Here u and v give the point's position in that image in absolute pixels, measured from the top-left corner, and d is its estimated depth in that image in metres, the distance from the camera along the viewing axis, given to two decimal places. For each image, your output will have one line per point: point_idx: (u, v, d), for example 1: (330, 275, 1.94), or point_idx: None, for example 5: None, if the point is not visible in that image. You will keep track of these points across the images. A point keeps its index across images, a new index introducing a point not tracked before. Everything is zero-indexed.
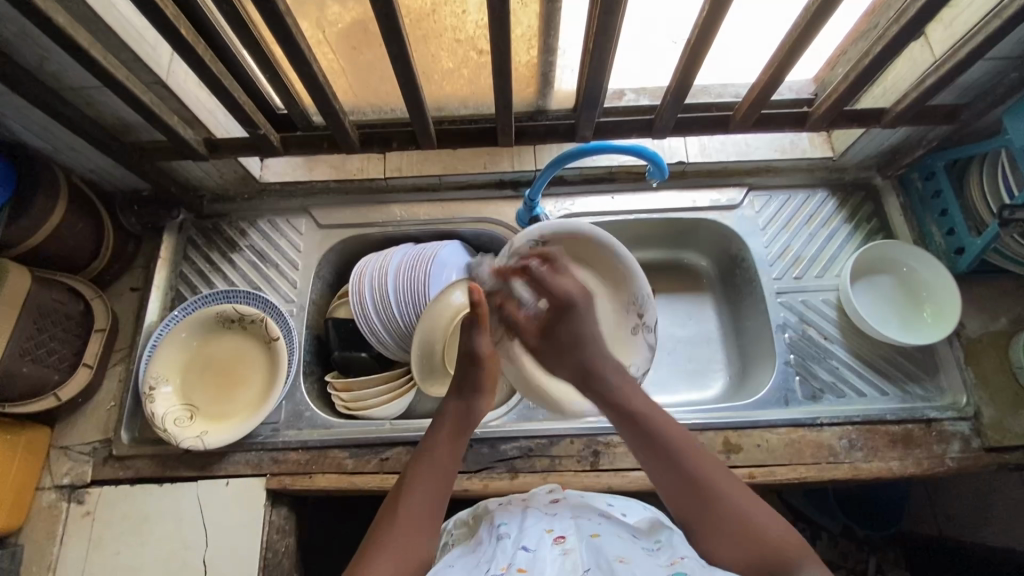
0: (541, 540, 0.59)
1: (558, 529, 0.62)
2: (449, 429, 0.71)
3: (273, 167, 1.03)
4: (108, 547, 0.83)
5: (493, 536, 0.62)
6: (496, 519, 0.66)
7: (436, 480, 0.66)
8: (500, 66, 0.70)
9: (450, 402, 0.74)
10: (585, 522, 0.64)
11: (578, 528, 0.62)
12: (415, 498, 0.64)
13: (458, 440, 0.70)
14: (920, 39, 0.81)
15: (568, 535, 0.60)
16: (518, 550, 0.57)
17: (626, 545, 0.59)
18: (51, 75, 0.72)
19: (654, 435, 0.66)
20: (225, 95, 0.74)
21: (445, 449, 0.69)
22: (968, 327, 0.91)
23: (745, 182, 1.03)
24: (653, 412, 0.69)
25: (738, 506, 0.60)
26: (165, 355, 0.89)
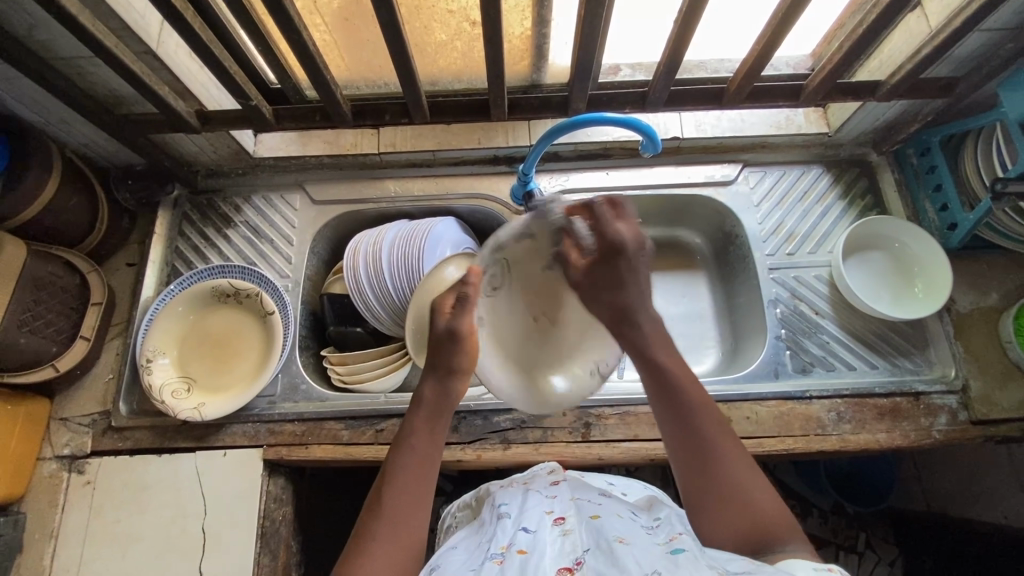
0: (541, 521, 0.60)
1: (557, 510, 0.62)
2: (428, 412, 0.66)
3: (266, 142, 1.02)
4: (109, 514, 0.85)
5: (494, 517, 0.64)
6: (497, 500, 0.68)
7: (419, 468, 0.62)
8: (491, 36, 0.70)
9: (427, 386, 0.67)
10: (585, 504, 0.64)
11: (578, 509, 0.62)
12: (397, 490, 0.60)
13: (438, 426, 0.65)
14: (917, 10, 0.80)
15: (568, 516, 0.61)
16: (518, 531, 0.58)
17: (627, 525, 0.59)
18: (40, 44, 0.71)
19: (669, 381, 0.64)
20: (216, 66, 0.74)
21: (423, 439, 0.64)
22: (959, 302, 0.92)
23: (741, 159, 1.03)
24: (676, 364, 0.65)
25: (738, 477, 0.58)
26: (161, 329, 0.89)
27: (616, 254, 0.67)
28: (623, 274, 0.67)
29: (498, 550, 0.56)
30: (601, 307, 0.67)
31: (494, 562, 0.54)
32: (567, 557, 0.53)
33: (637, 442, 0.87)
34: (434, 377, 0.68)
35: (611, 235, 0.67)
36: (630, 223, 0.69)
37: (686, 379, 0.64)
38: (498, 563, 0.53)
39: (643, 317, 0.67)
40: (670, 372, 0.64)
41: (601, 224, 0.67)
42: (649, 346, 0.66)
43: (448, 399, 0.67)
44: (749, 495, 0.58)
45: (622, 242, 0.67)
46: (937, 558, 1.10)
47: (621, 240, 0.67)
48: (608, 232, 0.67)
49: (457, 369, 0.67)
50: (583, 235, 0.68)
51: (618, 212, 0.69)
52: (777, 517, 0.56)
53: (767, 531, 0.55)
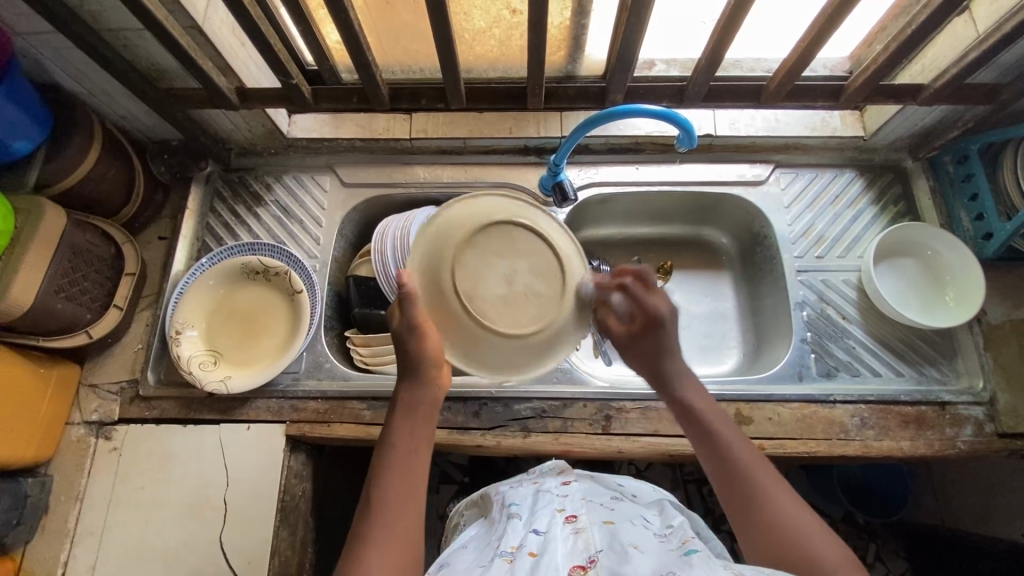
0: (552, 521, 0.60)
1: (569, 510, 0.63)
2: (407, 410, 0.64)
3: (300, 123, 1.03)
4: (134, 481, 0.87)
5: (504, 517, 0.66)
6: (507, 501, 0.69)
7: (408, 466, 0.61)
8: (535, 23, 0.70)
9: (403, 385, 0.65)
10: (597, 507, 0.65)
11: (590, 510, 0.63)
12: (385, 498, 0.58)
13: (422, 422, 0.64)
14: (966, 14, 0.79)
15: (580, 515, 0.61)
16: (529, 532, 0.59)
17: (640, 531, 0.59)
18: (90, 14, 0.73)
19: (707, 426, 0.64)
20: (260, 41, 0.75)
21: (404, 434, 0.63)
22: (990, 313, 0.91)
23: (772, 160, 1.02)
24: (714, 411, 0.65)
25: (790, 519, 0.56)
26: (191, 302, 0.91)
27: (658, 328, 0.67)
28: (667, 345, 0.67)
29: (508, 550, 0.57)
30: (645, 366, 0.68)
31: (505, 560, 0.54)
32: (579, 556, 0.53)
33: (657, 438, 0.86)
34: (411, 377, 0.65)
35: (649, 309, 0.67)
36: (662, 297, 0.68)
37: (721, 424, 0.64)
38: (508, 563, 0.54)
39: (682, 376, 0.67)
40: (710, 415, 0.64)
41: (643, 300, 0.66)
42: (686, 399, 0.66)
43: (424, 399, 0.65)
44: (800, 524, 0.55)
45: (662, 316, 0.67)
46: (948, 571, 1.09)
47: (654, 312, 0.67)
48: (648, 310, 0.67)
49: (427, 362, 0.63)
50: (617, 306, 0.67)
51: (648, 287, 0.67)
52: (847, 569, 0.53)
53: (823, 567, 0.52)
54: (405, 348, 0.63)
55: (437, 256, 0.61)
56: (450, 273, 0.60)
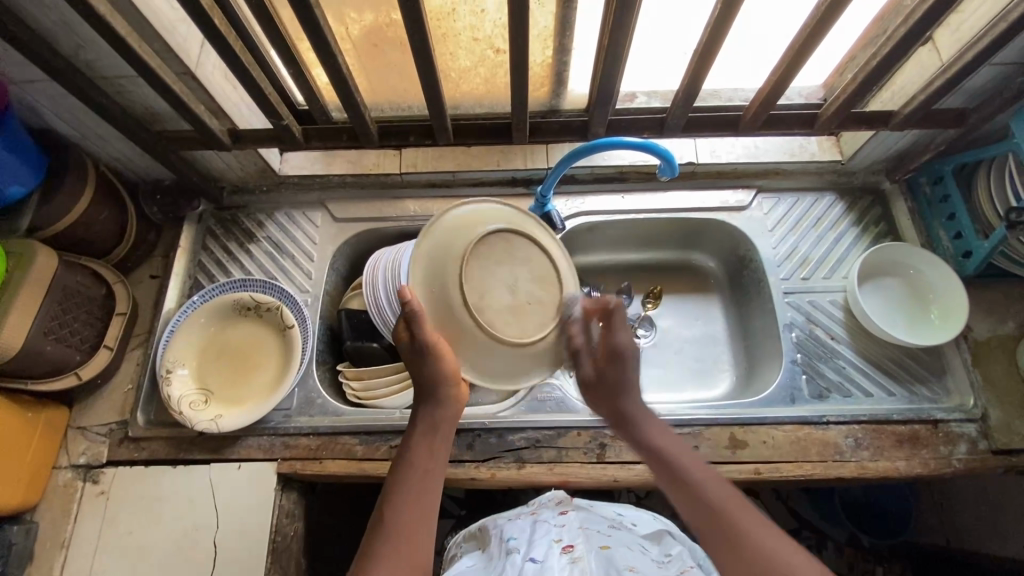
0: (550, 551, 0.66)
1: (565, 539, 0.69)
2: (425, 430, 0.68)
3: (291, 160, 1.05)
4: (121, 525, 0.85)
5: (503, 550, 0.70)
6: (504, 533, 0.73)
7: (421, 482, 0.64)
8: (517, 64, 0.73)
9: (423, 405, 0.69)
10: (592, 534, 0.71)
11: (585, 539, 0.69)
12: (399, 511, 0.61)
13: (434, 443, 0.67)
14: (929, 44, 0.83)
15: (576, 544, 0.68)
16: (526, 562, 0.64)
17: (634, 556, 0.67)
18: (86, 63, 0.75)
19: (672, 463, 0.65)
20: (252, 85, 0.77)
21: (422, 453, 0.66)
22: (976, 330, 0.92)
23: (754, 185, 1.04)
24: (676, 446, 0.67)
25: (762, 543, 0.55)
26: (182, 340, 0.91)
27: (617, 360, 0.70)
28: (627, 380, 0.71)
29: None
30: (607, 409, 0.71)
31: None
32: None
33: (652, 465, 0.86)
34: (428, 398, 0.68)
35: (616, 345, 0.70)
36: (629, 333, 0.71)
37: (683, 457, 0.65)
38: None
39: (645, 415, 0.70)
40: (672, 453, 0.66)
41: (612, 336, 0.70)
42: (651, 440, 0.67)
43: (443, 418, 0.68)
44: (777, 555, 0.54)
45: (627, 351, 0.70)
46: None
47: (617, 346, 0.70)
48: (612, 341, 0.70)
49: (440, 384, 0.66)
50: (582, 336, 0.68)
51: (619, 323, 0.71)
52: None
53: None
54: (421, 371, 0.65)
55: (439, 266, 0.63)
56: (459, 290, 0.62)
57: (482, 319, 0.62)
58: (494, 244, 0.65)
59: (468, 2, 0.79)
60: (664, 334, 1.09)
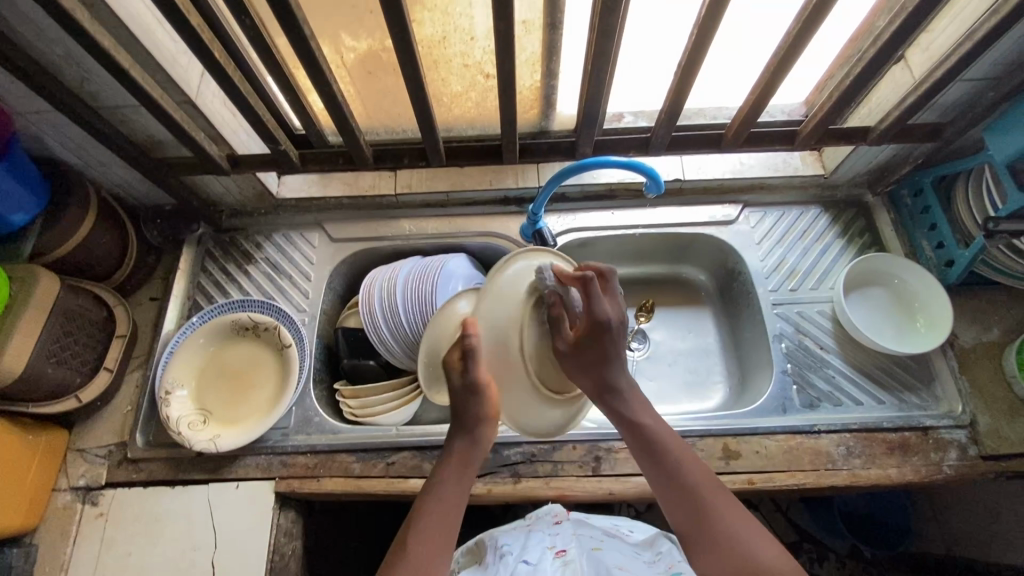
0: (543, 555, 0.70)
1: (558, 544, 0.72)
2: (456, 462, 0.69)
3: (289, 183, 1.08)
4: (120, 547, 0.85)
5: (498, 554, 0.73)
6: (500, 539, 0.76)
7: (444, 513, 0.65)
8: (505, 88, 0.76)
9: (457, 439, 0.71)
10: (586, 537, 0.74)
11: (578, 543, 0.73)
12: (420, 535, 0.63)
13: (465, 476, 0.69)
14: (901, 62, 0.86)
15: (568, 548, 0.71)
16: (520, 563, 0.69)
17: (625, 558, 0.70)
18: (90, 95, 0.78)
19: (654, 439, 0.68)
20: (250, 113, 0.80)
21: (453, 484, 0.68)
22: (962, 337, 0.94)
23: (741, 199, 1.07)
24: (656, 422, 0.70)
25: (734, 529, 0.61)
26: (181, 361, 0.92)
27: (603, 333, 0.69)
28: (610, 352, 0.70)
29: None
30: (587, 376, 0.70)
31: None
32: None
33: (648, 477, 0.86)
34: (463, 431, 0.70)
35: (598, 315, 0.70)
36: (615, 300, 0.73)
37: (664, 435, 0.69)
38: None
39: (625, 383, 0.71)
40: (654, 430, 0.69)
41: (597, 301, 0.70)
42: (631, 412, 0.70)
43: (476, 451, 0.70)
44: (746, 541, 0.60)
45: (610, 321, 0.70)
46: None
47: (605, 317, 0.70)
48: (593, 311, 0.70)
49: (479, 420, 0.70)
50: (574, 304, 0.72)
51: (607, 285, 0.74)
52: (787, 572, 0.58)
53: None
54: (465, 409, 0.70)
55: (501, 311, 0.72)
56: (518, 337, 0.71)
57: (530, 365, 0.71)
58: (548, 303, 0.73)
59: (457, 30, 0.82)
60: (657, 347, 1.10)
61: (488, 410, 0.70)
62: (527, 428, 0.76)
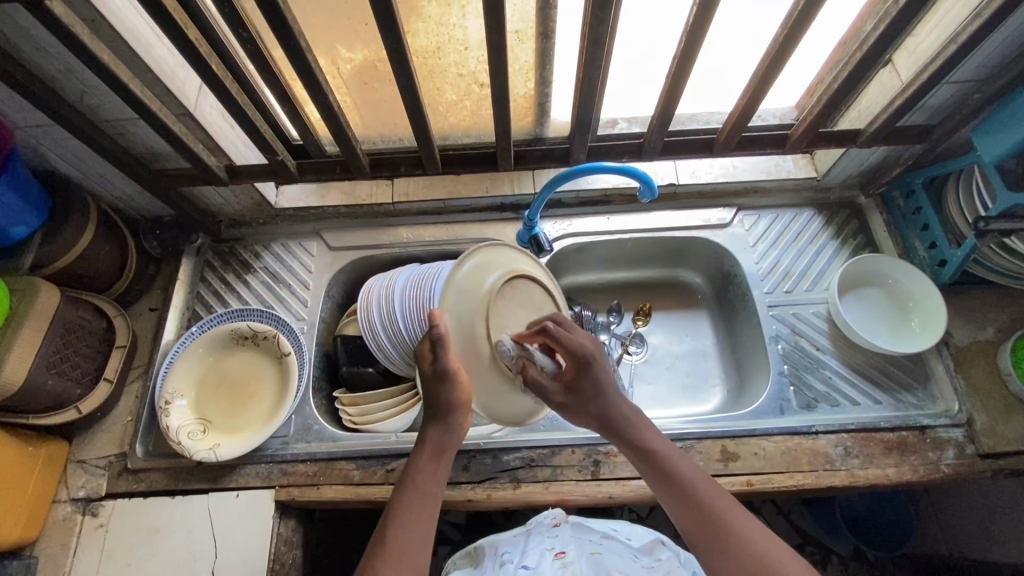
0: (542, 558, 0.79)
1: (557, 545, 0.81)
2: (430, 451, 0.68)
3: (286, 193, 1.09)
4: (120, 558, 0.85)
5: (498, 561, 0.80)
6: (499, 546, 0.82)
7: (422, 505, 0.64)
8: (499, 96, 0.77)
9: (430, 427, 0.69)
10: (582, 539, 0.82)
11: (576, 544, 0.81)
12: (400, 529, 0.61)
13: (440, 464, 0.68)
14: (888, 66, 0.88)
15: (567, 551, 0.80)
16: (520, 568, 0.78)
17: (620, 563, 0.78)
18: (90, 108, 0.79)
19: (665, 462, 0.65)
20: (248, 125, 0.81)
21: (427, 473, 0.66)
22: (956, 336, 0.94)
23: (734, 203, 1.08)
24: (663, 444, 0.68)
25: (766, 551, 0.57)
26: (181, 371, 0.92)
27: (585, 367, 0.71)
28: (603, 379, 0.71)
29: None
30: (591, 419, 0.71)
31: None
32: None
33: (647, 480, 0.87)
34: (435, 419, 0.69)
35: (575, 350, 0.71)
36: (585, 333, 0.74)
37: (675, 456, 0.66)
38: None
39: (629, 412, 0.70)
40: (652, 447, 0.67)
41: (569, 338, 0.72)
42: (639, 439, 0.68)
43: (449, 439, 0.69)
44: (779, 562, 0.56)
45: (589, 354, 0.71)
46: None
47: (583, 350, 0.71)
48: (569, 350, 0.72)
49: (451, 410, 0.69)
50: (541, 360, 0.74)
51: (569, 326, 0.74)
52: None
53: None
54: (437, 398, 0.69)
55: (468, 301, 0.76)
56: (485, 327, 0.74)
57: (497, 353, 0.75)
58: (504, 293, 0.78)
59: (452, 40, 0.83)
60: (654, 350, 1.11)
61: (459, 399, 0.69)
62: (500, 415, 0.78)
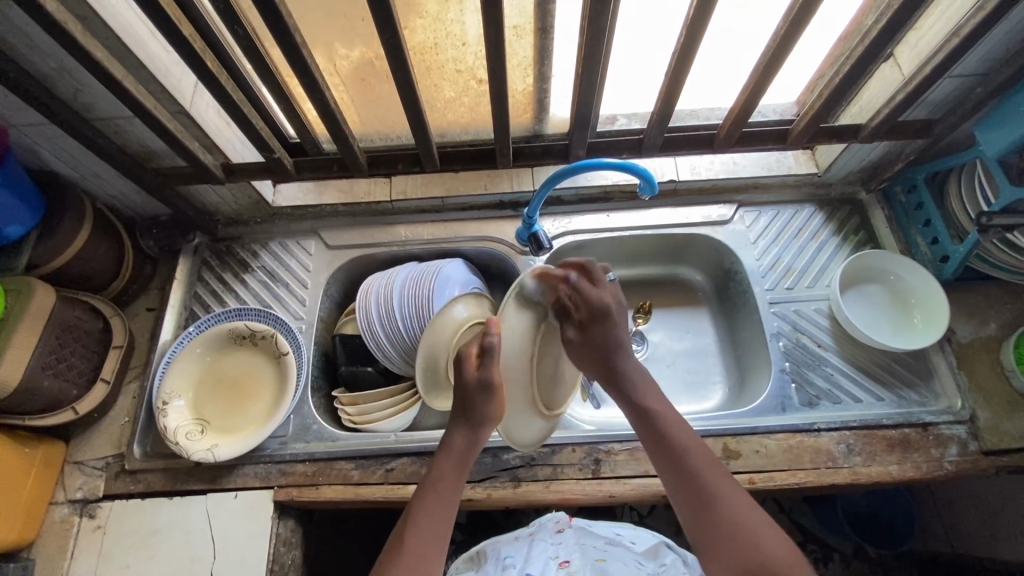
0: (547, 566, 0.75)
1: (562, 555, 0.77)
2: (455, 455, 0.70)
3: (284, 191, 1.08)
4: (118, 559, 0.84)
5: (501, 568, 0.76)
6: (502, 551, 0.79)
7: (441, 508, 0.67)
8: (497, 92, 0.76)
9: (458, 428, 0.72)
10: (588, 547, 0.78)
11: (582, 555, 0.77)
12: (418, 535, 0.64)
13: (463, 468, 0.70)
14: (890, 60, 0.87)
15: (572, 560, 0.76)
16: None
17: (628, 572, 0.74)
18: (84, 106, 0.78)
19: (661, 424, 0.70)
20: (244, 122, 0.81)
21: (449, 478, 0.69)
22: (959, 332, 0.93)
23: (735, 199, 1.07)
24: (662, 405, 0.72)
25: (739, 515, 0.62)
26: (178, 371, 0.92)
27: (604, 319, 0.75)
28: (616, 334, 0.75)
29: None
30: (592, 367, 0.76)
31: None
32: None
33: (648, 479, 0.86)
34: (467, 425, 0.72)
35: (593, 301, 0.75)
36: (607, 288, 0.77)
37: (672, 422, 0.70)
38: None
39: (632, 371, 0.75)
40: (661, 417, 0.71)
41: (587, 288, 0.76)
42: (638, 398, 0.73)
43: (474, 446, 0.71)
44: (753, 527, 0.61)
45: (609, 308, 0.75)
46: None
47: (601, 306, 0.75)
48: (591, 303, 0.75)
49: (486, 420, 0.71)
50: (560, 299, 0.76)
51: (594, 277, 0.78)
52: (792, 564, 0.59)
53: None
54: (478, 406, 0.70)
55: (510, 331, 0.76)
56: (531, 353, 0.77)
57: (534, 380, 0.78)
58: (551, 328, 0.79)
59: (449, 36, 0.83)
60: (655, 348, 1.10)
61: (494, 412, 0.71)
62: (517, 440, 0.82)
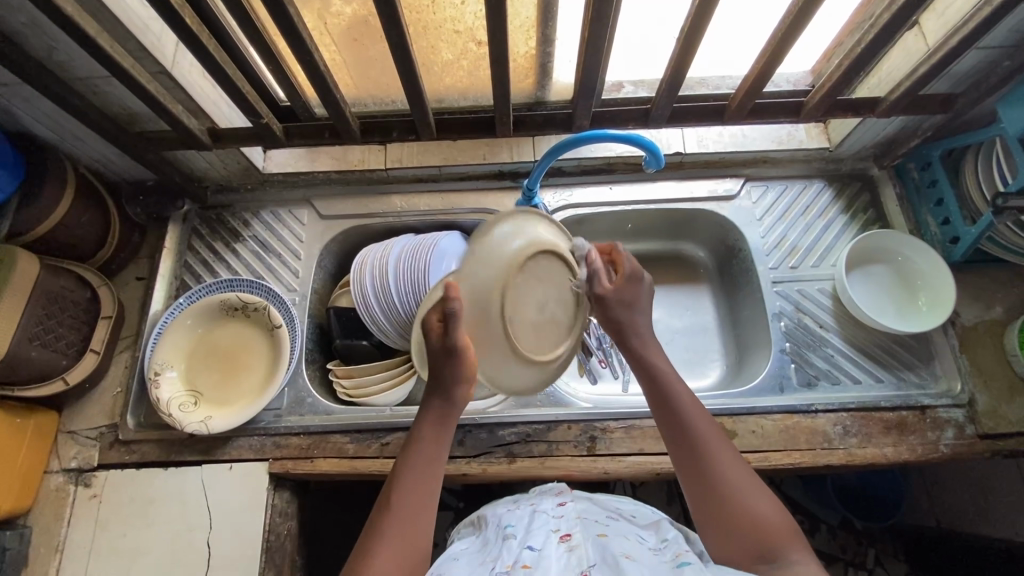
0: (546, 539, 0.69)
1: (563, 528, 0.71)
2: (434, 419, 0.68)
3: (275, 158, 1.04)
4: (114, 528, 0.85)
5: (500, 538, 0.73)
6: (503, 524, 0.76)
7: (423, 473, 0.64)
8: (498, 57, 0.72)
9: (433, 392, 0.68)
10: (591, 523, 0.73)
11: (583, 527, 0.71)
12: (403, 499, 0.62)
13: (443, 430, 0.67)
14: (914, 29, 0.82)
15: (573, 532, 0.70)
16: (523, 548, 0.67)
17: (632, 544, 0.67)
18: (60, 65, 0.74)
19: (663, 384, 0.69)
20: (230, 86, 0.76)
21: (428, 443, 0.66)
22: (963, 315, 0.92)
23: (742, 173, 1.04)
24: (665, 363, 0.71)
25: (735, 482, 0.61)
26: (170, 342, 0.90)
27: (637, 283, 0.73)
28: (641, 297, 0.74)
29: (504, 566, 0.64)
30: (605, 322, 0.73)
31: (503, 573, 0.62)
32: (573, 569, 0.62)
33: (642, 457, 0.86)
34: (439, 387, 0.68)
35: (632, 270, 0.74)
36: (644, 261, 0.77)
37: (675, 381, 0.69)
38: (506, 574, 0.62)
39: (642, 328, 0.72)
40: (664, 376, 0.69)
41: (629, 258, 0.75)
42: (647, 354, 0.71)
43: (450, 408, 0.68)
44: (749, 502, 0.60)
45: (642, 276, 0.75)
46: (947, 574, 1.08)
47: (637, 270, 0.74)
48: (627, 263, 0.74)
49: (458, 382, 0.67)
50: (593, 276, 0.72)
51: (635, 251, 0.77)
52: (786, 535, 0.58)
53: (774, 548, 0.57)
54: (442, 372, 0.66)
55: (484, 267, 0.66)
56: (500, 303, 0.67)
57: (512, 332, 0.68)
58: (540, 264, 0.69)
59: None
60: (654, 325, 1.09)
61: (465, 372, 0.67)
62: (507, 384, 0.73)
